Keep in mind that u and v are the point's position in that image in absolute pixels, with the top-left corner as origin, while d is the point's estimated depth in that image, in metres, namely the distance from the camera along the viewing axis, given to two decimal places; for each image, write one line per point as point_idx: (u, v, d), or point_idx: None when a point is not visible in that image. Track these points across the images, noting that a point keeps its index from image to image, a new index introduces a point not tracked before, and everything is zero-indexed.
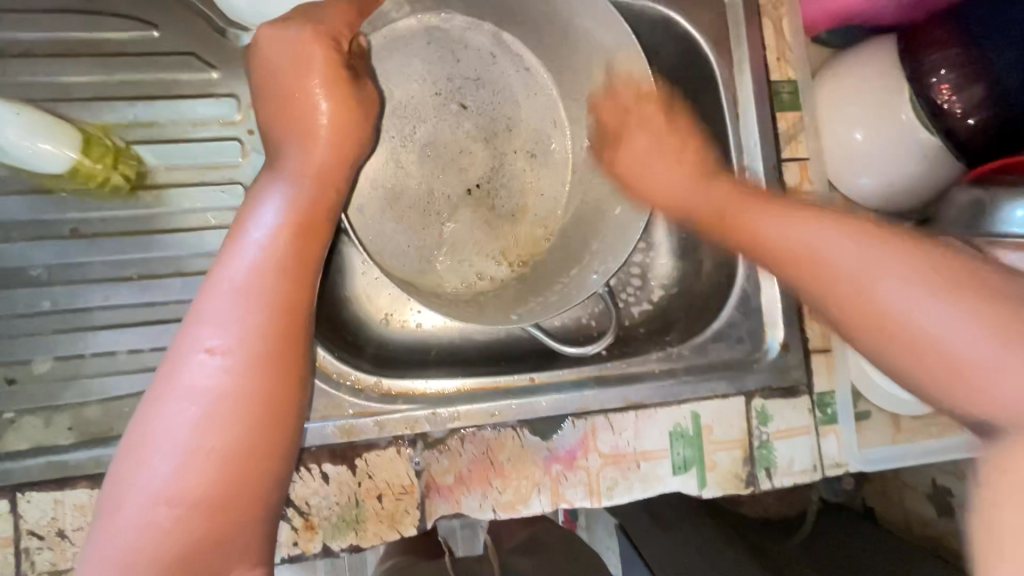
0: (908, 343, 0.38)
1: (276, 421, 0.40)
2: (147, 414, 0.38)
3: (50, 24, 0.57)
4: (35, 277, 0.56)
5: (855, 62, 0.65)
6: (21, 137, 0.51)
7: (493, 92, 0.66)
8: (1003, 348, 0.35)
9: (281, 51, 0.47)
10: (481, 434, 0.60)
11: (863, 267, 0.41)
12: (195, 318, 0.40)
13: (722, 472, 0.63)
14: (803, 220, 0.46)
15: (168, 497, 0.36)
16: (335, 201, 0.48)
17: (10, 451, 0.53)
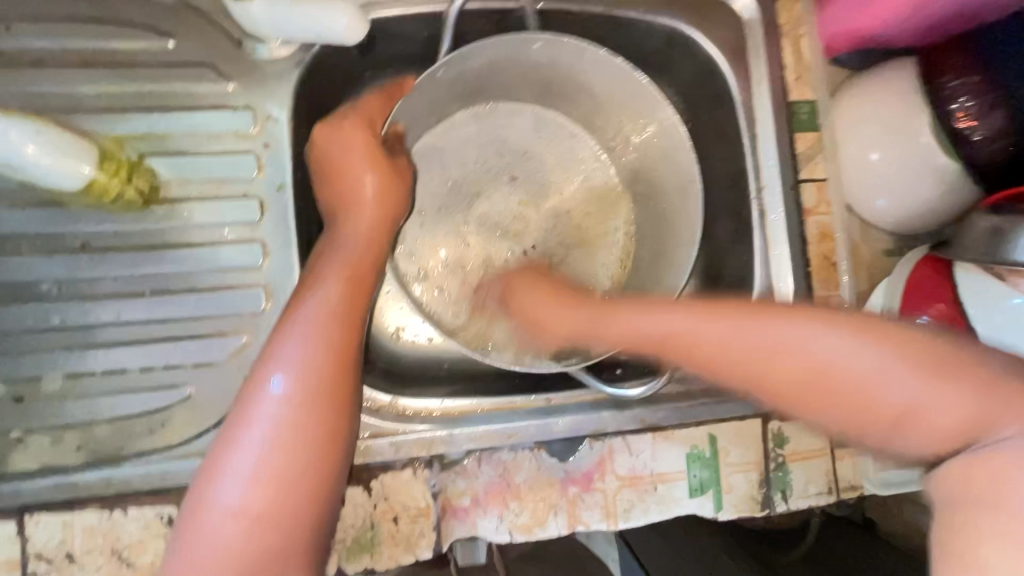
0: (806, 388, 0.45)
1: (331, 449, 0.46)
2: (224, 444, 0.45)
3: (61, 33, 0.55)
4: (45, 293, 0.55)
5: (875, 83, 0.64)
6: (33, 150, 0.47)
7: (542, 164, 0.71)
8: (930, 387, 0.42)
9: (331, 138, 0.55)
10: (498, 456, 0.59)
11: (733, 338, 0.47)
12: (264, 358, 0.47)
13: (738, 494, 0.63)
14: (654, 305, 0.52)
15: (239, 512, 0.43)
16: (381, 256, 0.54)
17: (18, 471, 0.52)
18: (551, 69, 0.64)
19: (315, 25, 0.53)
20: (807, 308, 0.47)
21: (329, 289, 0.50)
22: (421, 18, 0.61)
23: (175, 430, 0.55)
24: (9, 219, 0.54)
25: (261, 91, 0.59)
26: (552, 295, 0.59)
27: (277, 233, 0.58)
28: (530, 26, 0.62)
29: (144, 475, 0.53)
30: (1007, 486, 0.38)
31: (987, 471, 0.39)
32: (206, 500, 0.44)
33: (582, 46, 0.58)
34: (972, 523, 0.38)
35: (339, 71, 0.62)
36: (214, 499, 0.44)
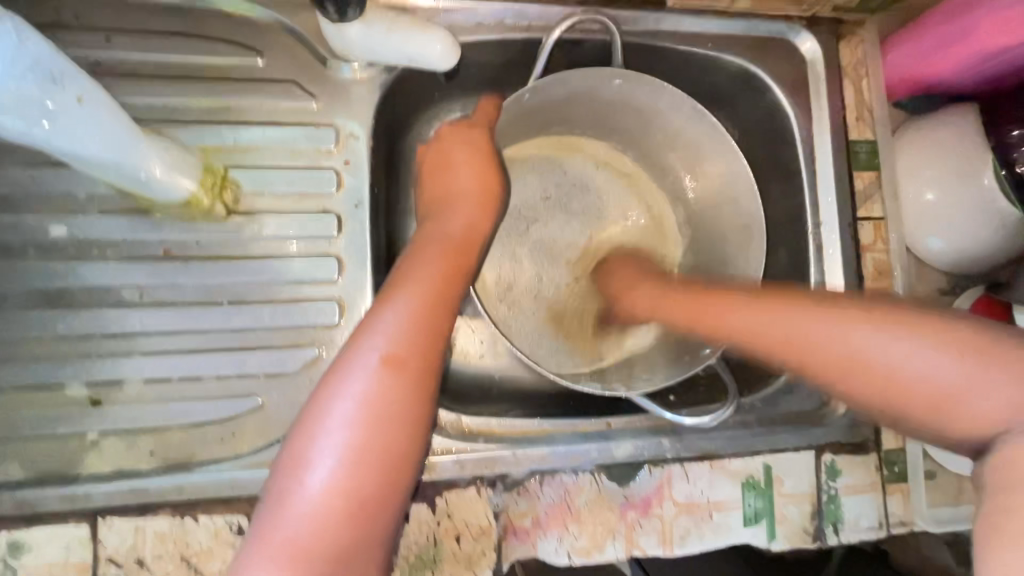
0: (840, 368, 0.44)
1: (417, 430, 0.44)
2: (316, 409, 0.44)
3: (156, 47, 0.57)
4: (126, 298, 0.56)
5: (936, 124, 0.66)
6: (154, 168, 0.52)
7: (599, 198, 0.73)
8: (938, 354, 0.41)
9: (456, 138, 0.59)
10: (559, 478, 0.60)
11: (766, 322, 0.48)
12: (362, 326, 0.46)
13: (791, 526, 0.63)
14: (755, 296, 0.50)
15: (328, 491, 0.41)
16: (472, 241, 0.54)
17: (93, 472, 0.53)
18: (620, 105, 0.66)
19: (406, 49, 0.55)
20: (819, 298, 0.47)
21: (431, 262, 0.50)
22: (499, 45, 0.63)
23: (246, 439, 0.56)
24: (97, 224, 0.55)
25: (343, 108, 0.60)
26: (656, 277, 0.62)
27: (354, 248, 0.60)
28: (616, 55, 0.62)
29: (216, 483, 0.53)
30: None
31: (1011, 462, 0.38)
32: (297, 465, 0.42)
33: (661, 84, 0.60)
34: (1013, 502, 0.37)
35: (416, 92, 0.64)
36: (307, 470, 0.42)
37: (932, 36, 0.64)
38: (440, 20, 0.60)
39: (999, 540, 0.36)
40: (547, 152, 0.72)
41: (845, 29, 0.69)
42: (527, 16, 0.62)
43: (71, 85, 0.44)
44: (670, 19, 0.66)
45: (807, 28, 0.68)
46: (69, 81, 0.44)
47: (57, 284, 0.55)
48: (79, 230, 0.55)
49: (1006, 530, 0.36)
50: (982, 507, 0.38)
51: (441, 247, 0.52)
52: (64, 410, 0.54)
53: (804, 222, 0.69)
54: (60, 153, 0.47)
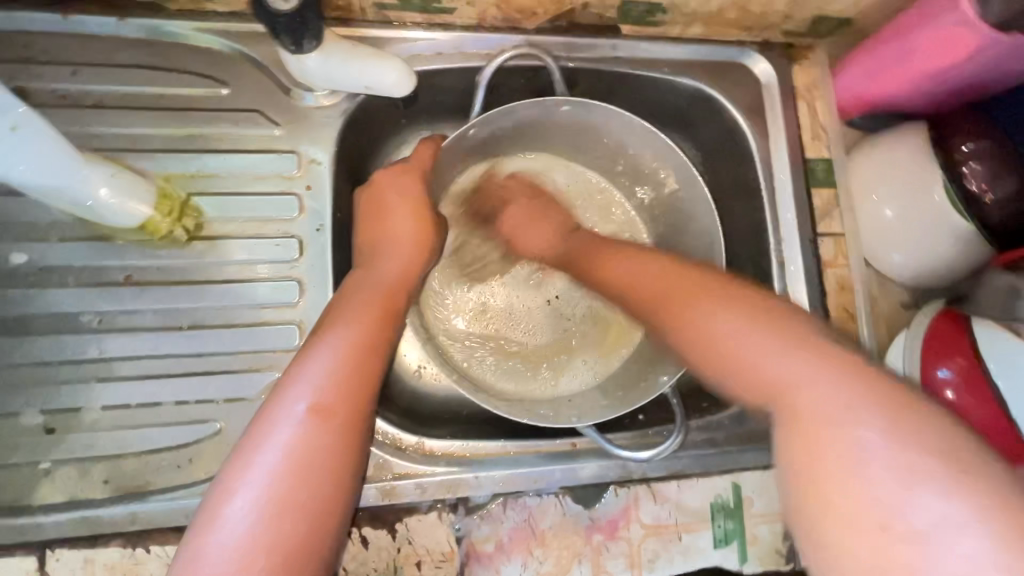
0: (710, 344, 0.42)
1: (341, 481, 0.45)
2: (240, 460, 0.44)
3: (122, 79, 0.59)
4: (85, 324, 0.56)
5: (889, 142, 0.67)
6: (109, 194, 0.52)
7: (567, 217, 0.73)
8: (818, 371, 0.37)
9: (389, 182, 0.60)
10: (523, 501, 0.59)
11: (688, 290, 0.46)
12: (288, 376, 0.47)
13: (763, 547, 0.62)
14: (685, 270, 0.49)
15: (243, 546, 0.41)
16: (404, 291, 0.56)
17: (43, 503, 0.52)
18: (576, 126, 0.67)
19: (364, 78, 0.57)
20: (729, 288, 0.45)
21: (360, 314, 0.51)
22: (459, 72, 0.64)
23: (202, 466, 0.55)
24: (57, 252, 0.56)
25: (306, 135, 0.62)
26: (535, 216, 0.69)
27: (316, 271, 0.60)
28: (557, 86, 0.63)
29: (169, 512, 0.52)
30: (849, 471, 0.33)
31: (813, 451, 0.35)
32: (216, 517, 0.42)
33: (610, 109, 0.62)
34: (823, 502, 0.34)
35: (380, 119, 0.66)
36: (225, 524, 0.41)
37: (877, 59, 0.65)
38: (401, 49, 0.62)
39: (808, 525, 0.34)
40: (516, 176, 0.73)
41: (798, 52, 0.72)
42: (486, 44, 0.64)
43: (8, 115, 0.46)
44: (627, 45, 0.67)
45: (760, 52, 0.71)
46: (8, 112, 0.46)
47: (16, 311, 0.55)
48: (40, 258, 0.55)
49: (834, 526, 0.33)
50: (792, 508, 0.36)
51: (372, 296, 0.53)
52: (18, 439, 0.53)
53: (766, 239, 0.70)
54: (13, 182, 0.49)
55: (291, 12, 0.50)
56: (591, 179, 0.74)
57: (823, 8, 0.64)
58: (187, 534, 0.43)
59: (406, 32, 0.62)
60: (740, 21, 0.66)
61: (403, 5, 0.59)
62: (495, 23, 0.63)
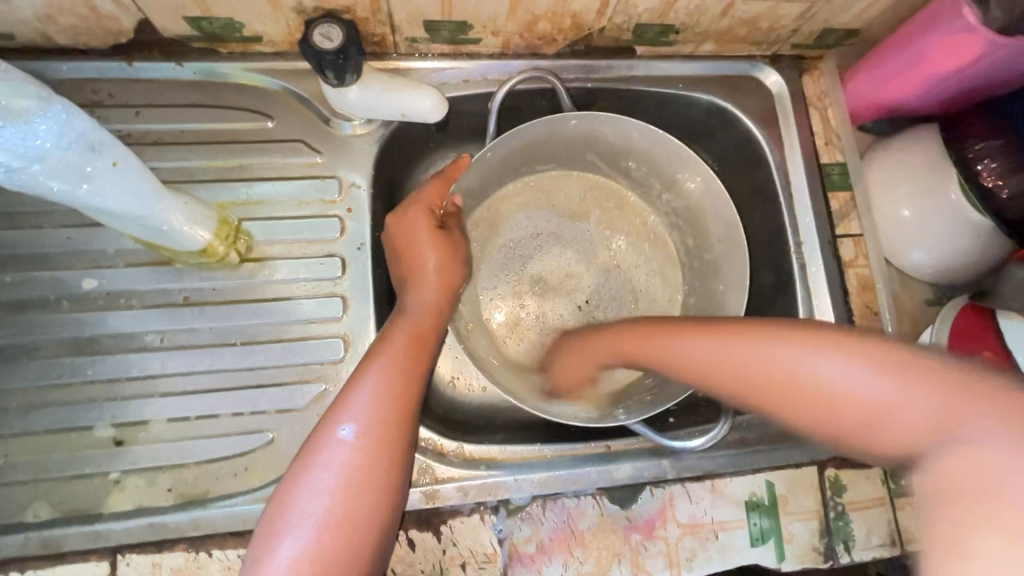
0: (739, 379, 0.44)
1: (387, 496, 0.48)
2: (292, 480, 0.47)
3: (180, 117, 0.64)
4: (149, 342, 0.60)
5: (903, 144, 0.69)
6: (179, 221, 0.56)
7: (591, 228, 0.77)
8: (897, 382, 0.39)
9: (402, 224, 0.61)
10: (561, 502, 0.61)
11: (730, 351, 0.45)
12: (336, 403, 0.50)
13: (800, 545, 0.63)
14: (684, 330, 0.49)
15: (300, 557, 0.44)
16: (438, 320, 0.59)
17: (113, 511, 0.56)
18: (591, 138, 0.70)
19: (400, 105, 0.61)
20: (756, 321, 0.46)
21: (398, 347, 0.54)
22: (484, 97, 0.69)
23: (257, 473, 0.58)
24: (124, 277, 0.60)
25: (346, 161, 0.66)
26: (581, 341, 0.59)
27: (359, 287, 0.64)
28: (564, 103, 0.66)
29: (229, 517, 0.55)
30: (993, 479, 0.32)
31: (956, 471, 0.33)
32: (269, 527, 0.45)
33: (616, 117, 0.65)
34: (950, 524, 0.32)
35: (412, 143, 0.70)
36: (280, 538, 0.44)
37: (884, 66, 0.67)
38: (432, 78, 0.67)
39: (940, 556, 0.31)
40: (541, 191, 0.76)
41: (807, 63, 0.75)
42: (508, 70, 0.68)
43: (108, 150, 0.49)
44: (641, 64, 0.71)
45: (770, 64, 0.74)
46: (106, 147, 0.49)
47: (87, 332, 0.59)
48: (108, 283, 0.60)
49: (958, 539, 0.31)
50: (924, 525, 0.33)
51: (407, 330, 0.56)
52: (91, 452, 0.57)
53: (786, 242, 0.72)
54: (100, 210, 0.51)
55: (335, 50, 0.55)
56: (608, 186, 0.78)
57: (829, 21, 0.67)
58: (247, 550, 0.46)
59: (435, 63, 0.67)
60: (750, 37, 0.70)
61: (433, 39, 0.64)
62: (517, 50, 0.67)
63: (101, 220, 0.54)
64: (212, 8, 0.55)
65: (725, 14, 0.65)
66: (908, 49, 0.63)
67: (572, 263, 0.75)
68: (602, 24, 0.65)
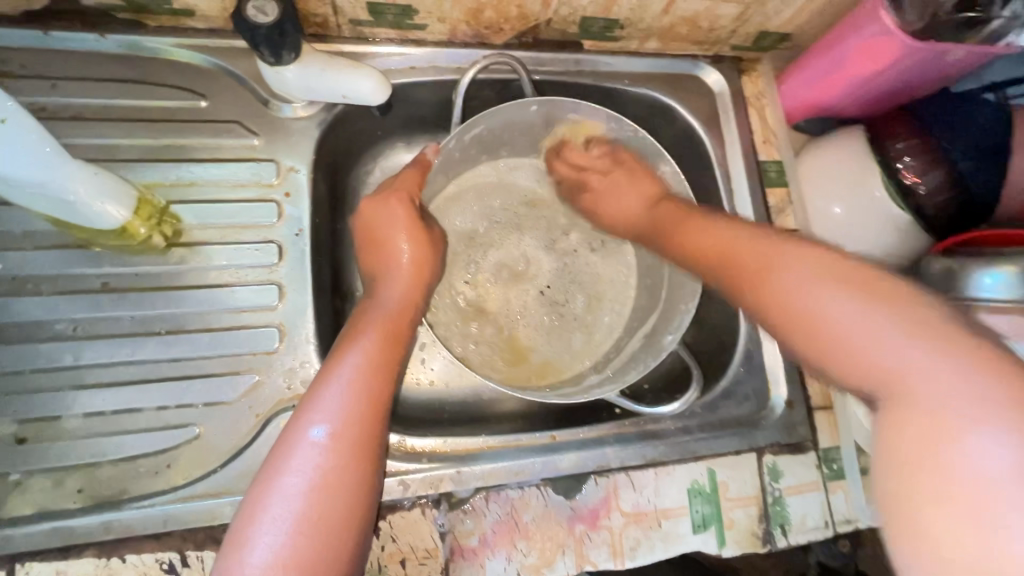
0: (748, 281, 0.49)
1: (360, 499, 0.46)
2: (260, 487, 0.45)
3: (103, 91, 0.60)
4: (60, 331, 0.56)
5: (834, 142, 0.72)
6: (93, 195, 0.51)
7: (553, 216, 0.76)
8: (927, 357, 0.37)
9: (377, 212, 0.60)
10: (505, 493, 0.59)
11: (734, 245, 0.53)
12: (305, 403, 0.49)
13: (740, 530, 0.64)
14: (782, 246, 0.49)
15: (274, 565, 0.42)
16: (416, 312, 0.59)
17: (13, 516, 0.51)
18: (557, 126, 0.69)
19: (341, 87, 0.60)
20: (784, 245, 0.49)
21: (371, 342, 0.53)
22: (432, 84, 0.68)
23: (182, 470, 0.55)
24: (32, 261, 0.56)
25: (286, 144, 0.64)
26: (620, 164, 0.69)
27: (296, 274, 0.61)
28: (528, 92, 0.66)
29: (146, 519, 0.51)
30: (932, 452, 0.34)
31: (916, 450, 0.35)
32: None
33: (574, 104, 0.64)
34: (915, 492, 0.34)
35: (357, 129, 0.68)
36: (251, 543, 0.43)
37: (816, 69, 0.70)
38: (376, 63, 0.66)
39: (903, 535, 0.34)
40: (497, 178, 0.75)
41: (746, 65, 0.78)
42: (456, 59, 0.68)
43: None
44: (589, 59, 0.72)
45: (711, 64, 0.76)
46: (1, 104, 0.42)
47: None
48: (14, 267, 0.55)
49: (923, 525, 0.33)
50: (882, 497, 0.36)
51: (380, 322, 0.55)
52: None
53: None
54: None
55: (272, 24, 0.53)
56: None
57: (765, 24, 0.70)
58: (218, 556, 0.44)
59: (380, 48, 0.65)
60: (691, 36, 0.72)
61: (377, 22, 0.63)
62: (464, 39, 0.67)
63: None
64: None
65: (667, 12, 0.66)
66: (833, 53, 0.67)
67: (527, 249, 0.75)
68: (548, 16, 0.65)
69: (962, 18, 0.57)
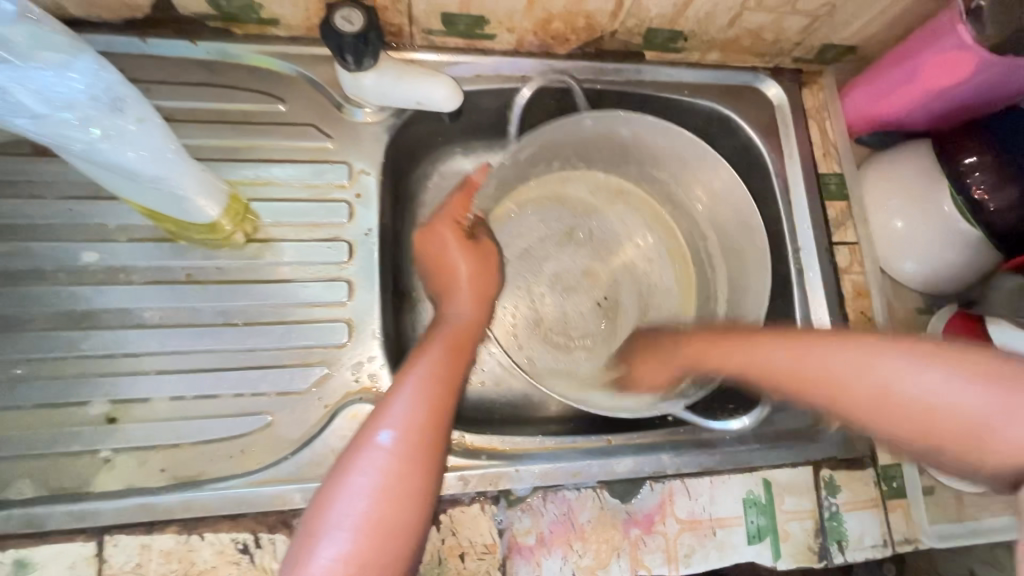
0: (773, 376, 0.50)
1: (421, 503, 0.48)
2: (331, 482, 0.48)
3: (191, 95, 0.64)
4: (147, 319, 0.59)
5: (898, 158, 0.71)
6: (195, 190, 0.54)
7: (612, 227, 0.77)
8: (954, 379, 0.43)
9: (431, 239, 0.63)
10: (562, 494, 0.60)
11: (807, 369, 0.48)
12: (376, 408, 0.51)
13: (795, 544, 0.63)
14: (850, 342, 0.48)
15: (342, 562, 0.44)
16: (477, 329, 0.61)
17: (102, 490, 0.54)
18: (605, 139, 0.70)
19: (416, 94, 0.62)
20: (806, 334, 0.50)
21: (437, 351, 0.56)
22: (497, 92, 0.70)
23: (255, 455, 0.57)
24: (125, 252, 0.59)
25: (358, 147, 0.66)
26: (642, 342, 0.65)
27: (364, 272, 0.64)
28: (581, 104, 0.70)
29: (224, 499, 0.54)
30: None
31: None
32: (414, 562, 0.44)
33: (632, 115, 0.64)
34: None
35: (422, 134, 0.71)
36: (320, 539, 0.45)
37: (881, 83, 0.70)
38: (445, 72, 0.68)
39: None
40: (553, 192, 0.76)
41: (806, 77, 0.78)
42: (522, 68, 0.70)
43: (132, 109, 0.46)
44: (649, 70, 0.73)
45: (771, 76, 0.77)
46: (130, 104, 0.46)
47: (84, 306, 0.58)
48: (108, 257, 0.59)
49: None
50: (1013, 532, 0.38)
51: (447, 337, 0.58)
52: (81, 428, 0.56)
53: (784, 246, 0.74)
54: (102, 165, 0.48)
55: (356, 33, 0.56)
56: (617, 183, 0.78)
57: (830, 37, 0.70)
58: (288, 550, 0.47)
59: (449, 57, 0.68)
60: (754, 48, 0.72)
61: (449, 32, 0.65)
62: (530, 49, 0.69)
63: (103, 181, 0.51)
64: None
65: (732, 24, 0.67)
66: (902, 69, 0.67)
67: (585, 263, 0.76)
68: (614, 27, 0.67)
69: None
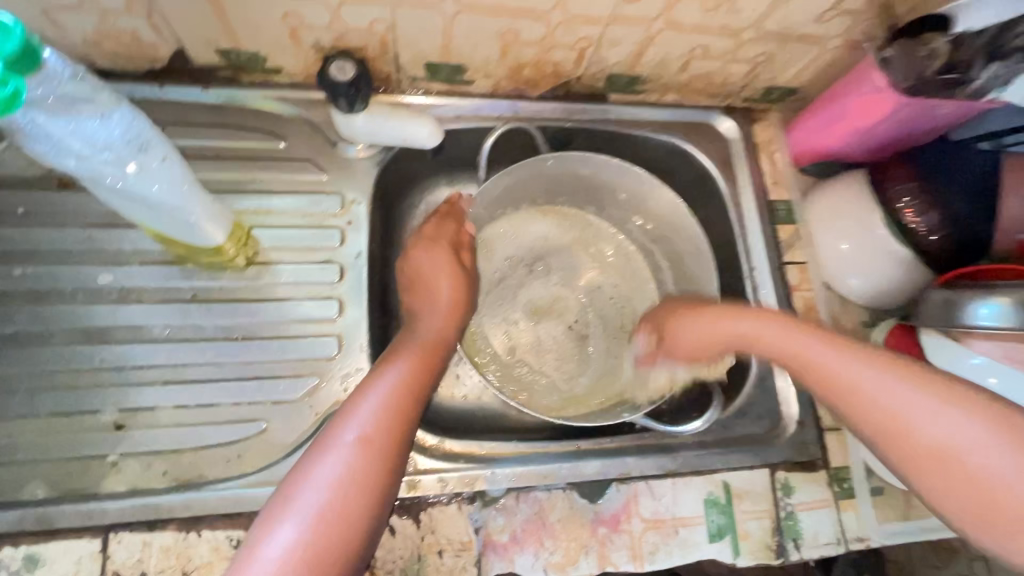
0: (800, 365, 0.58)
1: (374, 500, 0.52)
2: (298, 472, 0.52)
3: (200, 134, 0.71)
4: (155, 334, 0.65)
5: (837, 185, 0.79)
6: (201, 215, 0.60)
7: (574, 257, 0.84)
8: (990, 440, 0.47)
9: (421, 263, 0.69)
10: (534, 495, 0.65)
11: (837, 363, 0.55)
12: (346, 409, 0.56)
13: (753, 542, 0.68)
14: (874, 360, 0.53)
15: (295, 545, 0.48)
16: (444, 342, 0.65)
17: (108, 491, 0.59)
18: (570, 177, 0.79)
19: (403, 133, 0.70)
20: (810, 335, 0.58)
21: (403, 364, 0.59)
22: (476, 129, 0.78)
23: (251, 459, 0.62)
24: (137, 274, 0.66)
25: (350, 179, 0.74)
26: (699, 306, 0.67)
27: (353, 291, 0.70)
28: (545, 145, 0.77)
29: (221, 499, 0.59)
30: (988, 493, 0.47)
31: (975, 489, 0.47)
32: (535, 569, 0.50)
33: (592, 154, 0.73)
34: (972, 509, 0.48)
35: (409, 168, 0.78)
36: (280, 522, 0.49)
37: (819, 119, 0.78)
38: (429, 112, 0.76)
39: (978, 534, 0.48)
40: (524, 227, 0.83)
41: (756, 115, 0.86)
42: (498, 109, 0.78)
43: (155, 149, 0.53)
44: (614, 109, 0.82)
45: (724, 114, 0.85)
46: (154, 146, 0.53)
47: (99, 322, 0.64)
48: (122, 278, 0.65)
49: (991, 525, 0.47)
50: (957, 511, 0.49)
51: (415, 352, 0.62)
52: (91, 434, 0.61)
53: (740, 267, 0.81)
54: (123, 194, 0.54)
55: (348, 82, 0.64)
56: (581, 217, 0.86)
57: (772, 80, 0.79)
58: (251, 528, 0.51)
59: (432, 99, 0.76)
60: (706, 90, 0.81)
61: (432, 78, 0.73)
62: (505, 92, 0.77)
63: (121, 208, 0.57)
64: (242, 41, 0.64)
65: (684, 70, 0.76)
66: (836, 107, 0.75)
67: (557, 290, 0.83)
68: (579, 73, 0.75)
69: (947, 79, 0.63)
